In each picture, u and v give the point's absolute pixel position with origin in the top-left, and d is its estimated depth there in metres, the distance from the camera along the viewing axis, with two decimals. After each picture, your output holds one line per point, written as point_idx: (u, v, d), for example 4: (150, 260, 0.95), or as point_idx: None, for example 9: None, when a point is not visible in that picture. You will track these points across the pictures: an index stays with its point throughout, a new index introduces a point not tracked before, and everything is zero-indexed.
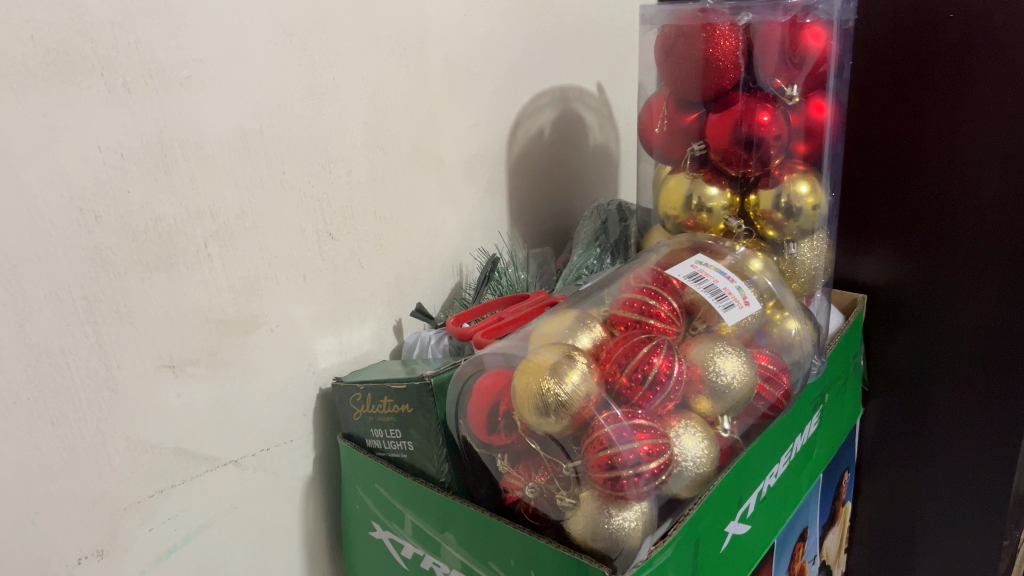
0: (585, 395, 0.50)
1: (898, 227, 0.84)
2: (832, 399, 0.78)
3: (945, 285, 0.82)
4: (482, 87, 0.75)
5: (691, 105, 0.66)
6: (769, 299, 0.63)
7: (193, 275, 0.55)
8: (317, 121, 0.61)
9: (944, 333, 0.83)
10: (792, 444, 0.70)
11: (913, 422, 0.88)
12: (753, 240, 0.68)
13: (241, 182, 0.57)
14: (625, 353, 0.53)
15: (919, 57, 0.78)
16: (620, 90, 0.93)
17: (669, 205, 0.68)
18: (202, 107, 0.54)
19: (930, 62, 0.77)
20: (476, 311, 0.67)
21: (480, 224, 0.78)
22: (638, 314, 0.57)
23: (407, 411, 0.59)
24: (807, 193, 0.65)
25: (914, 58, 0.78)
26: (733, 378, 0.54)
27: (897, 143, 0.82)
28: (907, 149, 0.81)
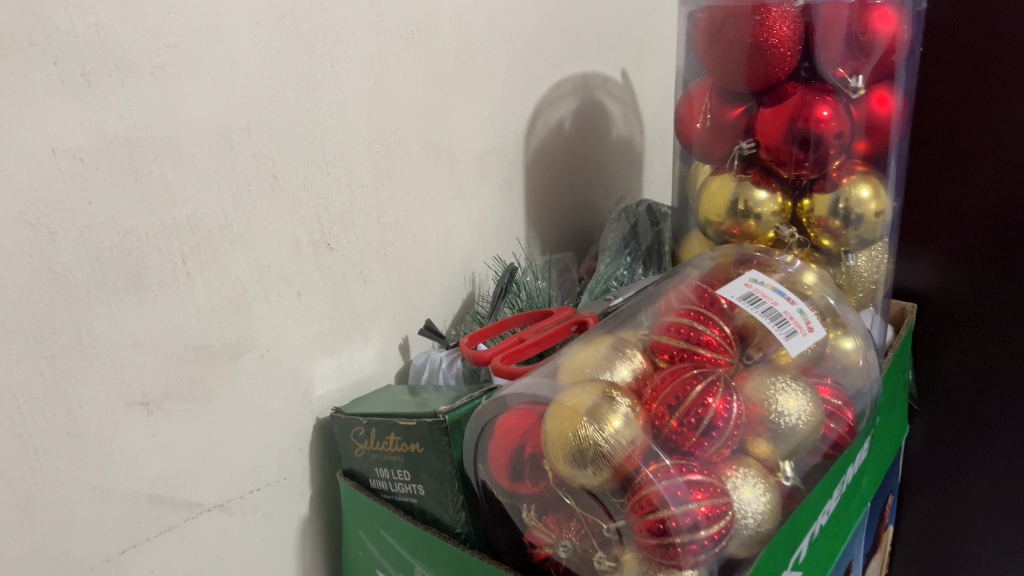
0: (630, 443, 0.43)
1: (954, 230, 0.76)
2: (883, 422, 0.71)
3: (1006, 295, 0.74)
4: (498, 74, 0.67)
5: (737, 97, 0.58)
6: (834, 322, 0.55)
7: (169, 297, 0.47)
8: (313, 115, 0.53)
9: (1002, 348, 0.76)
10: (845, 477, 0.62)
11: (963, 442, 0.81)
12: (805, 249, 0.60)
13: (226, 187, 0.49)
14: (674, 392, 0.45)
15: (984, 43, 0.70)
16: (646, 77, 0.85)
17: (711, 209, 0.60)
18: (178, 99, 0.45)
19: (997, 48, 0.69)
20: (492, 329, 0.59)
21: (495, 227, 0.70)
22: (685, 342, 0.49)
23: (417, 451, 0.51)
24: (869, 198, 0.57)
25: (979, 44, 0.70)
26: (796, 419, 0.47)
27: (956, 138, 0.74)
28: (967, 145, 0.73)
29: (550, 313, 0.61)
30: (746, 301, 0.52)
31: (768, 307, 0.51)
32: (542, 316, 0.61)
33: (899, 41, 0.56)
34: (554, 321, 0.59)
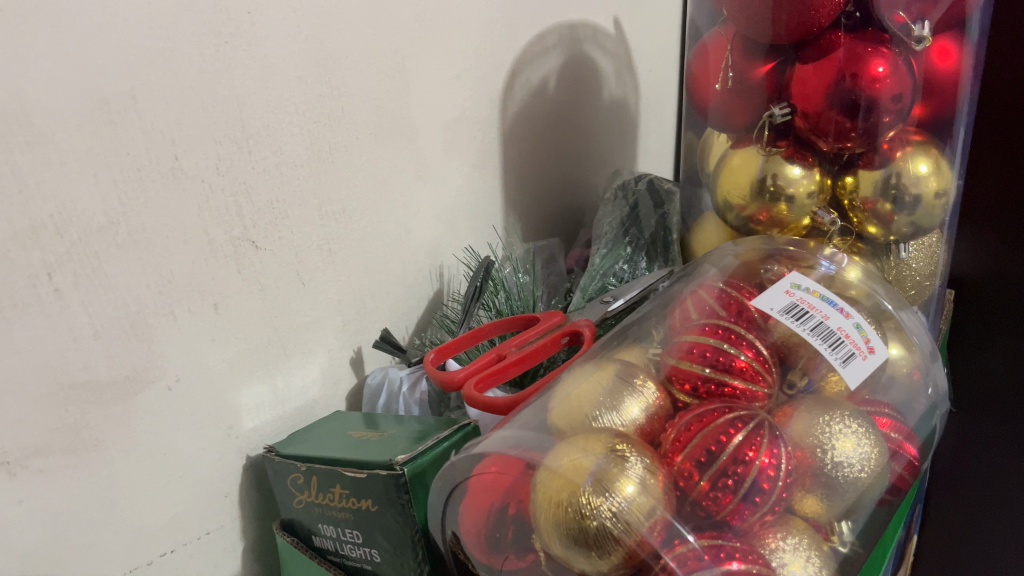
0: (646, 518, 0.32)
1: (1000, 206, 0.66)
2: None
3: None
4: (468, 23, 0.55)
5: (765, 51, 0.47)
6: (889, 329, 0.43)
7: (30, 322, 0.35)
8: (228, 77, 0.41)
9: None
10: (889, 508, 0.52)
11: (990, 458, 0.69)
12: (848, 238, 0.49)
13: (108, 173, 0.37)
14: (704, 443, 0.34)
15: None
16: (642, 28, 0.73)
17: (732, 190, 0.49)
18: (25, 54, 0.33)
19: None
20: (465, 340, 0.48)
21: (465, 210, 0.59)
22: (710, 370, 0.38)
23: (368, 509, 0.40)
24: (929, 174, 0.46)
25: None
26: (857, 468, 0.36)
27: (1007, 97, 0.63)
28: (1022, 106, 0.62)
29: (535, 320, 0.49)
30: (789, 316, 0.41)
31: (818, 324, 0.40)
32: (527, 323, 0.50)
33: None
34: (542, 332, 0.48)
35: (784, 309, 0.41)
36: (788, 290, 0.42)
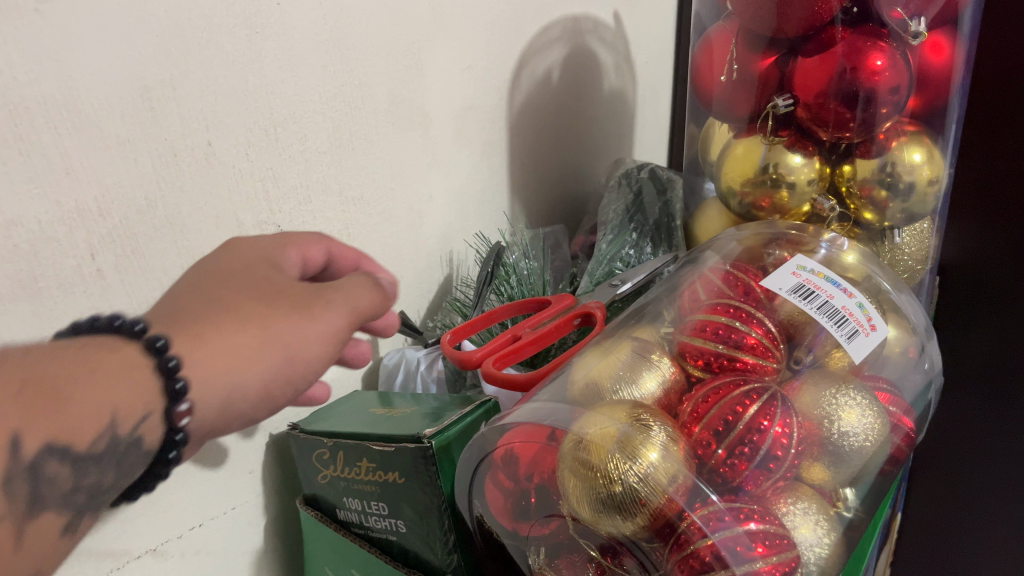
0: (669, 482, 0.33)
1: None
2: None
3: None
4: (479, 16, 0.57)
5: (767, 44, 0.49)
6: (887, 309, 0.46)
7: (73, 301, 0.36)
8: (257, 65, 0.42)
9: (1011, 336, 0.64)
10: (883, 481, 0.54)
11: (962, 443, 0.71)
12: (846, 224, 0.52)
13: (146, 158, 0.38)
14: (721, 414, 0.36)
15: None
16: (640, 22, 0.75)
17: (736, 177, 0.51)
18: (73, 43, 0.34)
19: None
20: (478, 323, 0.50)
21: (474, 197, 0.61)
22: (722, 346, 0.40)
23: (395, 481, 0.42)
24: (923, 162, 0.48)
25: None
26: (861, 437, 0.39)
27: None
28: None
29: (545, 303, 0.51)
30: (797, 295, 0.43)
31: (825, 303, 0.42)
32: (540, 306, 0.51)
33: None
34: (557, 314, 0.50)
35: (792, 289, 0.43)
36: (794, 272, 0.44)
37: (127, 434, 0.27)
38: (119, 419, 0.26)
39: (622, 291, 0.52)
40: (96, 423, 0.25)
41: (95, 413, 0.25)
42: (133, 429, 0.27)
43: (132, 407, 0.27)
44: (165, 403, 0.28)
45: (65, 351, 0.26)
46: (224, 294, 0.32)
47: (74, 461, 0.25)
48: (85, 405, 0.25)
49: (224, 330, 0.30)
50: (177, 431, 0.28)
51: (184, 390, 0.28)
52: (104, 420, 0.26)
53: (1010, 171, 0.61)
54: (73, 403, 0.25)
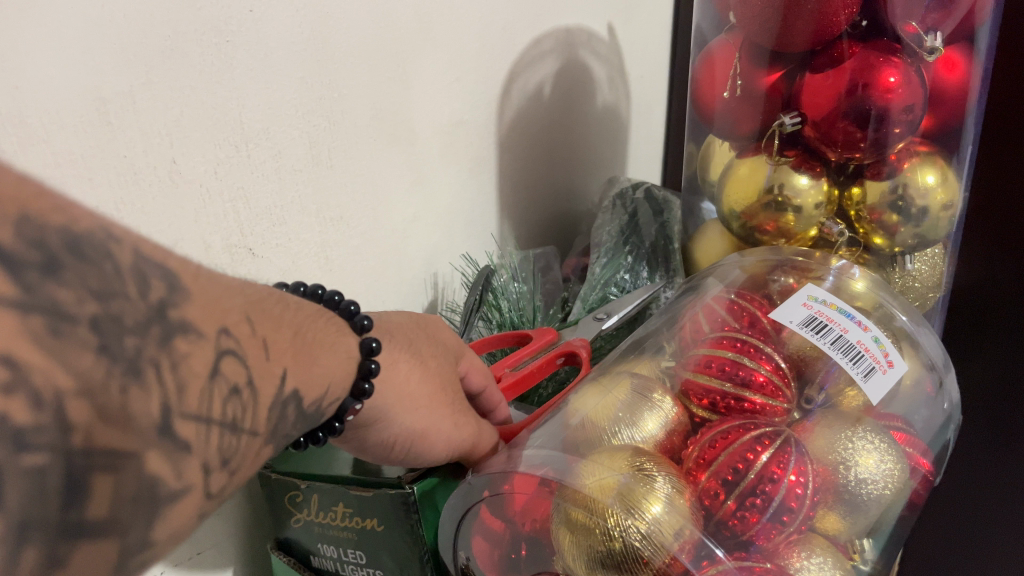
0: (675, 538, 0.30)
1: None
2: None
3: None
4: (467, 27, 0.54)
5: (771, 59, 0.46)
6: (901, 341, 0.43)
7: None
8: (228, 76, 0.39)
9: None
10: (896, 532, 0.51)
11: None
12: (855, 250, 0.49)
13: (101, 176, 0.34)
14: (730, 461, 0.33)
15: None
16: (634, 35, 0.72)
17: (738, 199, 0.48)
18: (22, 46, 0.31)
19: None
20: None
21: (461, 216, 0.57)
22: (728, 384, 0.37)
23: (373, 529, 0.38)
24: (936, 185, 0.45)
25: None
26: (880, 485, 0.36)
27: None
28: None
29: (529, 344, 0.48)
30: (809, 328, 0.40)
31: (838, 337, 0.39)
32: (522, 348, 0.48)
33: None
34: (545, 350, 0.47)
35: (803, 321, 0.40)
36: (805, 302, 0.41)
37: (331, 406, 0.31)
38: (330, 396, 0.30)
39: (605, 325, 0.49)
40: (342, 388, 0.31)
41: (318, 380, 0.29)
42: (329, 403, 0.30)
43: (335, 387, 0.30)
44: (348, 395, 0.32)
45: (333, 322, 0.32)
46: (416, 349, 0.37)
47: (297, 407, 0.28)
48: (318, 374, 0.29)
49: (416, 372, 0.36)
50: (337, 423, 0.32)
51: (368, 393, 0.32)
52: (319, 393, 0.29)
53: None
54: (312, 367, 0.29)
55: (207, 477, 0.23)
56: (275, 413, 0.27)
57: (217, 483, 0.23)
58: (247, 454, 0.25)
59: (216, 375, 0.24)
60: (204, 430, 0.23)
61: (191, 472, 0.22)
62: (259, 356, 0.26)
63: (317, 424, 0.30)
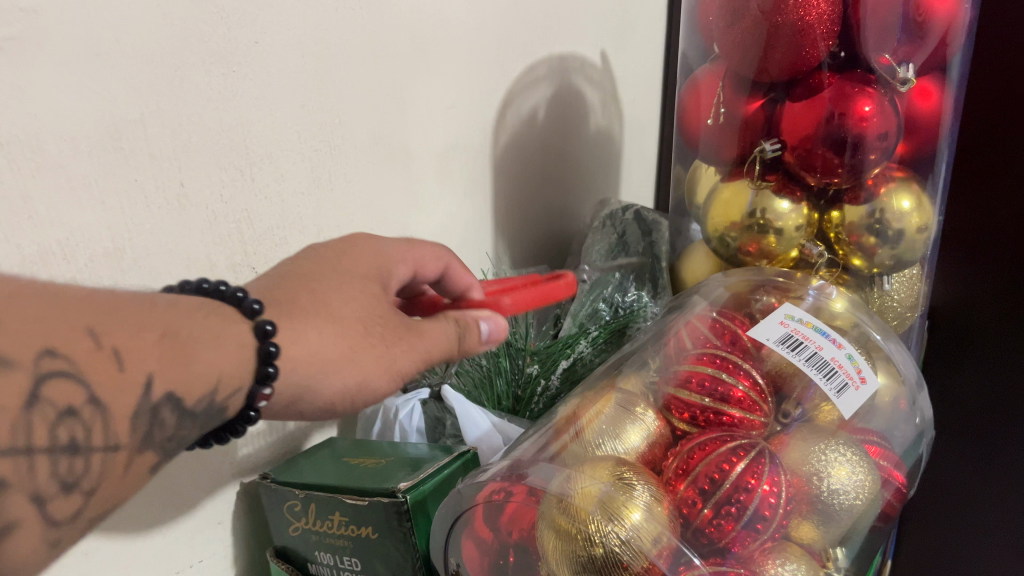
0: (653, 545, 0.32)
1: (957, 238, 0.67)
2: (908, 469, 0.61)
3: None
4: (462, 55, 0.56)
5: (753, 87, 0.49)
6: (876, 359, 0.45)
7: None
8: (233, 104, 0.41)
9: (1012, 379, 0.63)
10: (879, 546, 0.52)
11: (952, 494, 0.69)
12: (834, 270, 0.51)
13: (110, 200, 0.36)
14: (707, 471, 0.35)
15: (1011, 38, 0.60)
16: (627, 61, 0.74)
17: (722, 221, 0.50)
18: (39, 79, 0.33)
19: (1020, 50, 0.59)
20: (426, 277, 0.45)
21: (456, 237, 0.59)
22: (708, 399, 0.39)
23: (368, 536, 0.40)
24: (911, 210, 0.47)
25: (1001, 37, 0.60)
26: (852, 495, 0.37)
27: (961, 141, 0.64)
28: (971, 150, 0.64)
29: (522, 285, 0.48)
30: (785, 346, 0.41)
31: (813, 354, 0.41)
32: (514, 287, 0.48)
33: (954, 27, 0.46)
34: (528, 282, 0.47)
35: (779, 339, 0.42)
36: (782, 321, 0.43)
37: (229, 400, 0.28)
38: (223, 389, 0.28)
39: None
40: (237, 377, 0.28)
41: (204, 375, 0.27)
42: (226, 396, 0.28)
43: (232, 375, 0.28)
44: (253, 383, 0.29)
45: (211, 308, 0.29)
46: (327, 301, 0.33)
47: (182, 412, 0.26)
48: (199, 369, 0.26)
49: (324, 323, 0.32)
50: (252, 416, 0.30)
51: (274, 377, 0.29)
52: (211, 387, 0.27)
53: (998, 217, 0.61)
54: (193, 363, 0.26)
55: (44, 507, 0.23)
56: (141, 422, 0.25)
57: (63, 509, 0.23)
58: (105, 472, 0.24)
59: (33, 404, 0.22)
60: (33, 461, 0.22)
61: (17, 507, 0.22)
62: (108, 370, 0.24)
63: (220, 418, 0.28)
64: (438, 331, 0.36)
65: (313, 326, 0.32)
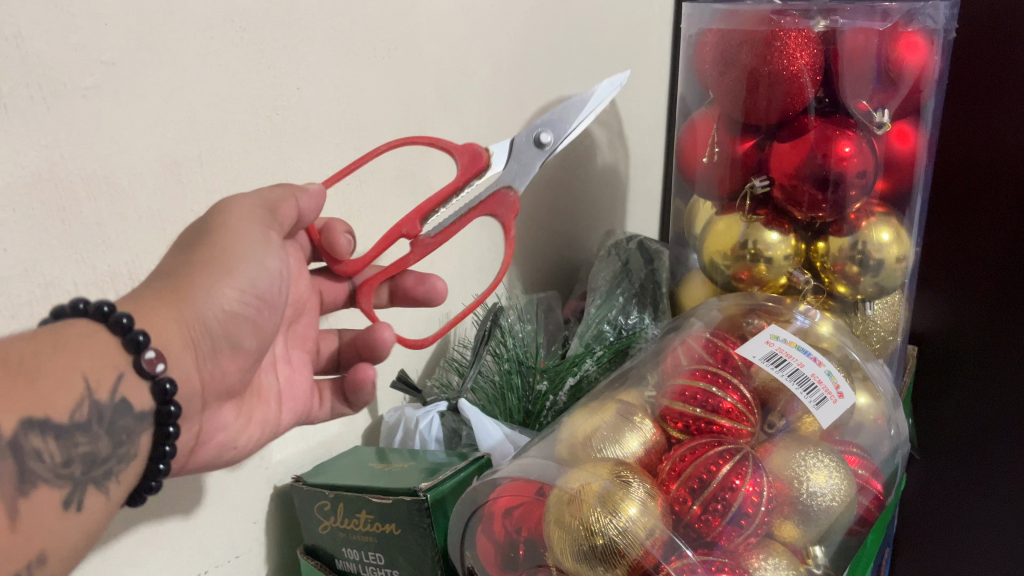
0: (647, 535, 0.36)
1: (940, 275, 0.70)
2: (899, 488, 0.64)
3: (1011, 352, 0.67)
4: (481, 98, 0.61)
5: (745, 129, 0.53)
6: (857, 378, 0.49)
7: None
8: (277, 144, 0.46)
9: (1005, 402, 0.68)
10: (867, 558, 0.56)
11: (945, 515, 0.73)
12: (820, 296, 0.55)
13: (170, 228, 0.41)
14: (697, 472, 0.39)
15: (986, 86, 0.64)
16: (633, 102, 0.79)
17: (716, 250, 0.54)
18: (117, 123, 0.38)
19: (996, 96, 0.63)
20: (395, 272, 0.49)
21: (473, 264, 0.64)
22: (700, 410, 0.43)
23: (393, 532, 0.44)
24: (890, 242, 0.52)
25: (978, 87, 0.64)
26: (829, 498, 0.41)
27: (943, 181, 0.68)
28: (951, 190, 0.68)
29: (479, 201, 0.49)
30: (769, 362, 0.46)
31: (795, 370, 0.45)
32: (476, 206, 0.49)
33: (926, 76, 0.51)
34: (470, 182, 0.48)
35: (765, 357, 0.46)
36: (768, 341, 0.48)
37: (107, 395, 0.31)
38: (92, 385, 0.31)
39: (549, 147, 0.49)
40: (109, 375, 0.31)
41: (68, 386, 0.30)
42: (111, 393, 0.31)
43: (103, 376, 0.31)
44: (133, 362, 0.32)
45: (59, 330, 0.31)
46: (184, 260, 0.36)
47: (53, 435, 0.29)
48: (55, 381, 0.29)
49: (168, 261, 0.36)
50: (170, 402, 0.33)
51: (145, 340, 0.32)
52: (78, 389, 0.30)
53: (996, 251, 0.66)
54: (44, 381, 0.29)
55: None
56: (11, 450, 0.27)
57: None
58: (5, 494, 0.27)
59: None
60: None
61: None
62: None
63: (111, 416, 0.31)
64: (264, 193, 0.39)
65: (156, 275, 0.36)
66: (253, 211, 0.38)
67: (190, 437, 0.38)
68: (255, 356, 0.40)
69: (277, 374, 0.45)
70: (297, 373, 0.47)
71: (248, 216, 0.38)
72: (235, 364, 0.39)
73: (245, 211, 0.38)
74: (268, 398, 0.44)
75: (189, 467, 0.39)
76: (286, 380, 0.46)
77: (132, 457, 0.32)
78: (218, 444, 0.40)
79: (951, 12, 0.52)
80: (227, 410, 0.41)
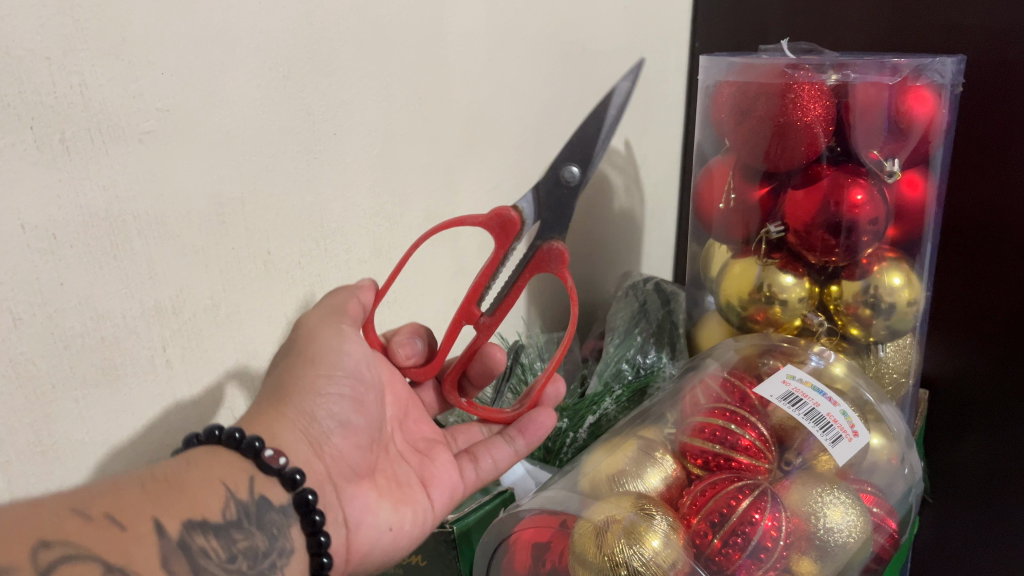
0: (670, 565, 0.37)
1: (948, 315, 0.72)
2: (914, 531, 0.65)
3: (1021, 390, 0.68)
4: (505, 142, 0.63)
5: (763, 176, 0.55)
6: (871, 418, 0.50)
7: (144, 388, 0.41)
8: (315, 186, 0.49)
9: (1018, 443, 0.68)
10: None
11: None
12: (834, 337, 0.57)
13: (213, 265, 0.43)
14: (717, 507, 0.41)
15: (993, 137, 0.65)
16: (648, 148, 0.82)
17: (733, 293, 0.56)
18: (171, 167, 0.40)
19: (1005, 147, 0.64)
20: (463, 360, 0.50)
21: None
22: (720, 447, 0.45)
23: (416, 561, 0.47)
24: (902, 285, 0.53)
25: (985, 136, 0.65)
26: (847, 534, 0.42)
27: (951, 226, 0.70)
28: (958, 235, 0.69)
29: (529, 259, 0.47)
30: (786, 402, 0.47)
31: (811, 410, 0.47)
32: (524, 269, 0.47)
33: (934, 127, 0.53)
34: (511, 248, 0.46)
35: (782, 396, 0.48)
36: (785, 380, 0.49)
37: (248, 499, 0.33)
38: (227, 491, 0.33)
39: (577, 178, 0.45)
40: (243, 478, 0.34)
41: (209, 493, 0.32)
42: (250, 493, 0.34)
43: (238, 480, 0.34)
44: (259, 470, 0.34)
45: (187, 455, 0.34)
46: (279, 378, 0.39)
47: (213, 533, 0.31)
48: (199, 491, 0.32)
49: (265, 389, 0.39)
50: (305, 490, 0.35)
51: (260, 443, 0.35)
52: (220, 496, 0.32)
53: (1005, 294, 0.67)
54: (191, 490, 0.32)
55: None
56: (181, 555, 0.29)
57: None
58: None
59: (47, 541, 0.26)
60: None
61: None
62: (113, 531, 0.28)
63: (258, 516, 0.33)
64: (333, 297, 0.42)
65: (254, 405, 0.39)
66: (324, 315, 0.41)
67: (346, 522, 0.39)
68: (366, 434, 0.42)
69: (410, 464, 0.46)
70: (432, 459, 0.47)
71: (319, 322, 0.41)
72: (351, 443, 0.40)
73: (316, 318, 0.41)
74: (408, 484, 0.44)
75: (356, 557, 0.40)
76: (421, 466, 0.46)
77: (292, 551, 0.34)
78: (373, 524, 0.40)
79: (958, 68, 0.54)
80: (373, 495, 0.42)
